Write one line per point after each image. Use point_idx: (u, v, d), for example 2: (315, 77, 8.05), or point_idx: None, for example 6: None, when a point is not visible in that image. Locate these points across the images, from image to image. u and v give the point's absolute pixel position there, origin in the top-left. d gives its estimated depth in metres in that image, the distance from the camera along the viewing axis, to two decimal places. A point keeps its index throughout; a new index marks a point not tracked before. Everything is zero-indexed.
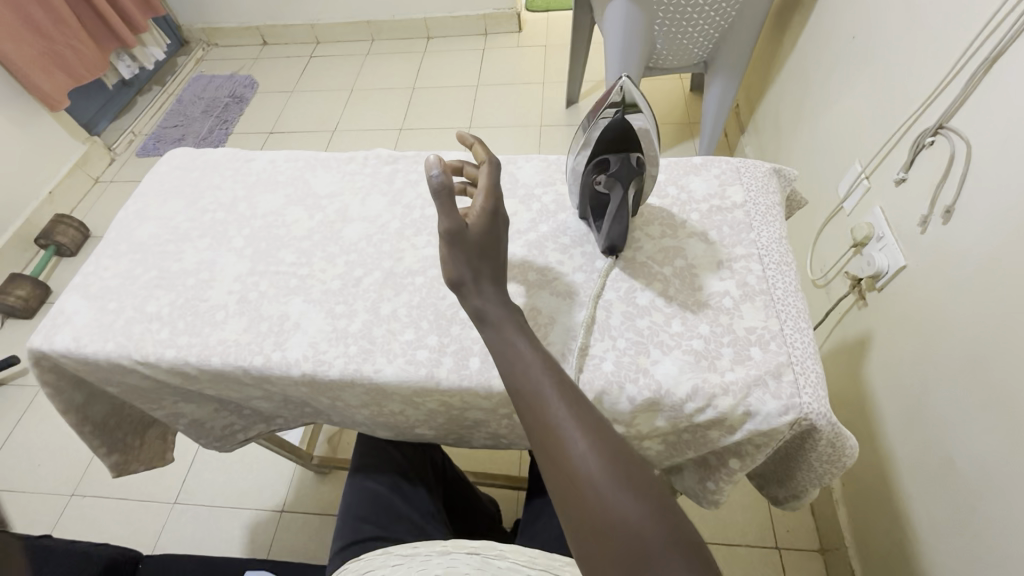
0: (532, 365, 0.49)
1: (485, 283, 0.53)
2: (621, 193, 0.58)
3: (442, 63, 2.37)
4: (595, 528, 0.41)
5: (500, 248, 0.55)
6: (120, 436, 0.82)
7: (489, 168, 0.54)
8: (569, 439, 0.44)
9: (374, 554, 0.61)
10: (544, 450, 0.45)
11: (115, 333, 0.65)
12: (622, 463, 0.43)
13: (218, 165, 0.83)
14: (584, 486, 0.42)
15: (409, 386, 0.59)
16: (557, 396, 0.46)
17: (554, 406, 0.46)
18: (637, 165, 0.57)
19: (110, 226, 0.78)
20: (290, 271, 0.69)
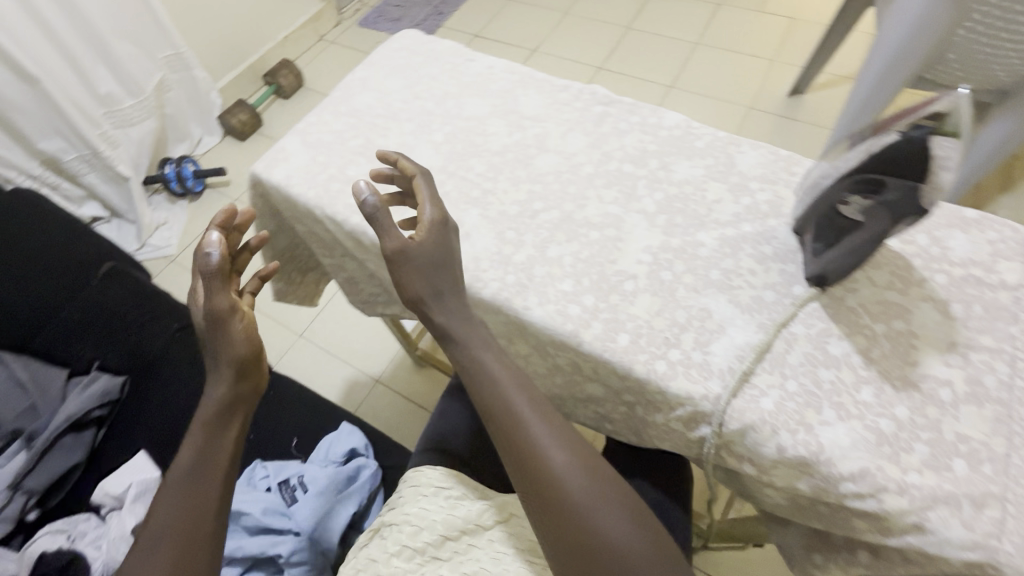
0: (504, 385, 0.55)
1: (445, 291, 0.57)
2: (884, 225, 0.48)
3: (669, 8, 2.17)
4: (571, 531, 0.48)
5: (457, 254, 0.58)
6: (289, 269, 0.93)
7: (423, 182, 0.60)
8: (549, 456, 0.51)
9: (452, 475, 0.66)
10: (522, 464, 0.52)
11: (317, 184, 0.72)
12: (598, 475, 0.51)
13: (441, 56, 0.84)
14: (566, 500, 0.50)
15: (551, 335, 0.58)
16: (534, 416, 0.53)
17: (528, 420, 0.53)
18: (923, 202, 0.46)
19: (337, 86, 0.84)
20: (475, 181, 0.70)
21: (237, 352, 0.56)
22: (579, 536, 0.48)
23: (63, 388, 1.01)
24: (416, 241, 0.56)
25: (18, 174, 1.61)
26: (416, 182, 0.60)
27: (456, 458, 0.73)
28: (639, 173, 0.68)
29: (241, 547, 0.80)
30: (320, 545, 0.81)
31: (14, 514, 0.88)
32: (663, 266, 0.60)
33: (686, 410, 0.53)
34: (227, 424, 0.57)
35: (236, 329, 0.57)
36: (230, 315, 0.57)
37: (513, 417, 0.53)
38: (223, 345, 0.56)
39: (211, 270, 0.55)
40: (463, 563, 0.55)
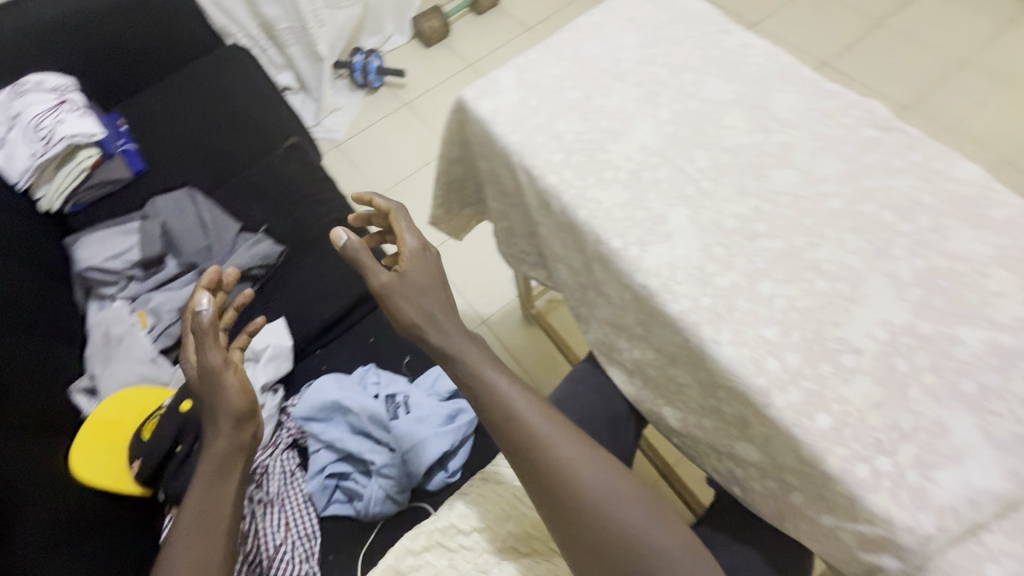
0: (512, 400, 0.58)
1: (444, 320, 0.63)
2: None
3: (942, 8, 1.77)
4: (588, 529, 0.52)
5: (447, 287, 0.67)
6: (453, 199, 0.92)
7: (401, 219, 0.72)
8: (558, 458, 0.54)
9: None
10: (535, 469, 0.55)
11: (521, 130, 0.68)
12: (606, 473, 0.54)
13: (691, 20, 0.73)
14: (578, 504, 0.53)
15: (733, 382, 0.50)
16: (546, 426, 0.56)
17: (539, 430, 0.56)
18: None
19: (568, 26, 0.77)
20: (692, 176, 0.61)
21: (232, 406, 0.63)
22: (597, 533, 0.52)
23: (234, 238, 1.14)
24: (404, 276, 0.66)
25: (238, 31, 1.76)
26: (393, 216, 0.72)
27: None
28: (901, 227, 0.55)
29: (345, 441, 0.88)
30: (408, 466, 0.85)
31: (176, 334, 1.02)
32: (900, 351, 0.49)
33: (875, 531, 0.44)
34: (228, 471, 0.61)
35: (231, 379, 0.65)
36: (223, 369, 0.65)
37: (512, 424, 0.57)
38: (218, 395, 0.63)
39: (202, 330, 0.67)
40: (540, 562, 0.56)
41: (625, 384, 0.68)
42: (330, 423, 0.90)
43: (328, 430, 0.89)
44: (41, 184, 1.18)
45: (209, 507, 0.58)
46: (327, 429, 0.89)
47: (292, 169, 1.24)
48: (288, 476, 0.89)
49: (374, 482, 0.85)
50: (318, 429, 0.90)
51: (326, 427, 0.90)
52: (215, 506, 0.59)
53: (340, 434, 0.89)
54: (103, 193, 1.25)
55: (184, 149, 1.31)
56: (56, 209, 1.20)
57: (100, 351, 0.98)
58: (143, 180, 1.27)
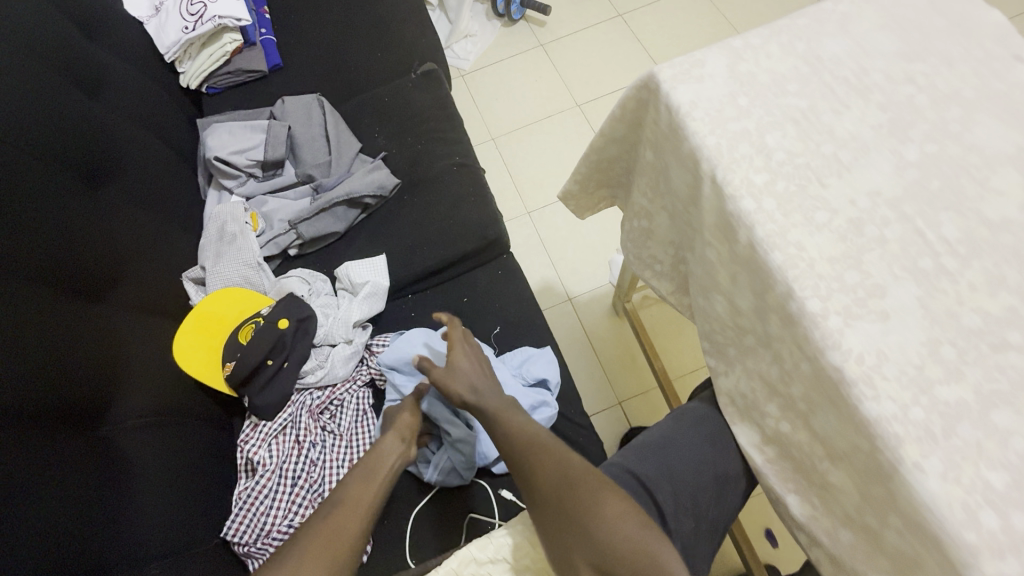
0: (509, 421, 0.66)
1: (482, 388, 0.73)
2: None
3: None
4: (559, 522, 0.54)
5: (486, 370, 0.77)
6: (595, 181, 0.82)
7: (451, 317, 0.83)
8: (537, 461, 0.59)
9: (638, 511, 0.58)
10: (517, 470, 0.60)
11: (719, 132, 0.56)
12: (567, 455, 0.59)
13: (977, 36, 0.57)
14: (541, 479, 0.57)
15: (928, 523, 0.41)
16: (530, 438, 0.62)
17: (525, 440, 0.62)
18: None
19: (803, 10, 0.62)
20: (933, 247, 0.48)
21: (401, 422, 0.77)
22: (569, 530, 0.53)
23: (353, 159, 1.11)
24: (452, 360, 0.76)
25: None
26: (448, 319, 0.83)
27: (651, 500, 0.61)
28: None
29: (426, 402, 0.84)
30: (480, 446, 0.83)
31: (281, 244, 1.02)
32: None
33: None
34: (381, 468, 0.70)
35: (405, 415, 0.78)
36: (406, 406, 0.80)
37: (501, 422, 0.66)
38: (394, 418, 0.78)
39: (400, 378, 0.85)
40: None
41: (752, 449, 0.60)
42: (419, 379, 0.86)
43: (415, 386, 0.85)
44: (185, 59, 1.19)
45: (371, 469, 0.69)
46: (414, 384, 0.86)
47: (421, 98, 1.17)
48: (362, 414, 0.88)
49: (444, 451, 0.82)
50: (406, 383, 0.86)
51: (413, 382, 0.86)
52: (376, 469, 0.70)
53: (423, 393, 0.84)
54: (237, 81, 1.25)
55: (319, 52, 1.27)
56: (194, 88, 1.21)
57: (213, 244, 0.99)
58: (276, 76, 1.25)
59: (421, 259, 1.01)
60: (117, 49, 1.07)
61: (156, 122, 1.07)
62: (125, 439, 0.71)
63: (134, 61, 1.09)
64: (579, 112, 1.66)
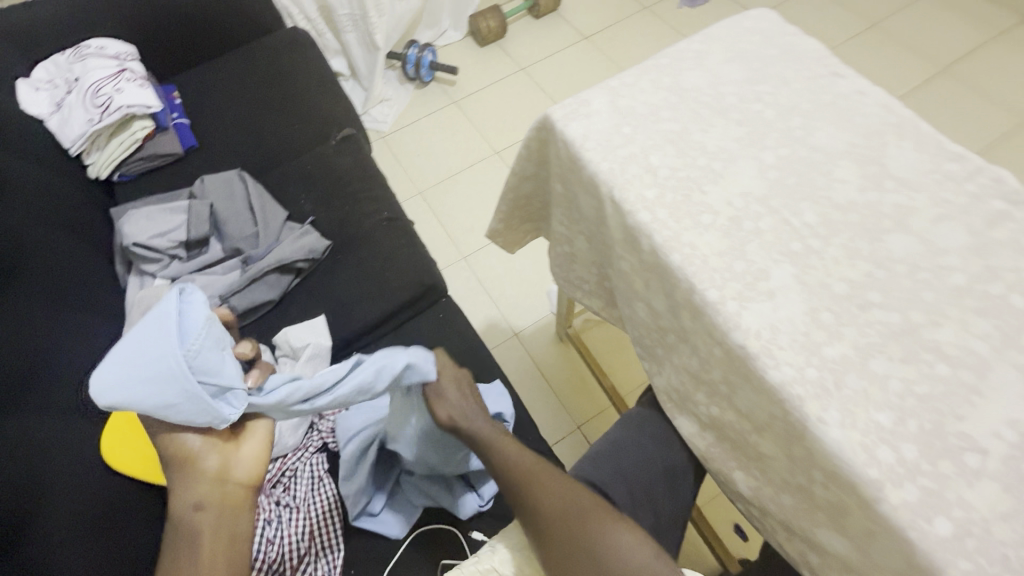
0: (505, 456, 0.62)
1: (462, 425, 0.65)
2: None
3: (1008, 62, 1.82)
4: (562, 552, 0.54)
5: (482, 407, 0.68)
6: (516, 216, 0.88)
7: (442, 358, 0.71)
8: (540, 494, 0.58)
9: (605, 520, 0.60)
10: (520, 500, 0.59)
11: (611, 159, 0.64)
12: (570, 486, 0.59)
13: (803, 58, 0.69)
14: (546, 510, 0.57)
15: (840, 468, 0.46)
16: (534, 472, 0.60)
17: (525, 476, 0.60)
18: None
19: (664, 51, 0.73)
20: (799, 231, 0.56)
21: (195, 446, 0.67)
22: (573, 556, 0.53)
23: (280, 227, 1.12)
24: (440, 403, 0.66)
25: (298, 13, 1.71)
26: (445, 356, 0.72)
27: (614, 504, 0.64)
28: None
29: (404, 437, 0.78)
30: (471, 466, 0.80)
31: None
32: None
33: None
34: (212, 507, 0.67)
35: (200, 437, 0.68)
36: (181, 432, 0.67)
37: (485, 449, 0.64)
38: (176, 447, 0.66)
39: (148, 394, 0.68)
40: None
41: (694, 437, 0.65)
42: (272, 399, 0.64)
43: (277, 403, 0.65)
44: (92, 150, 1.17)
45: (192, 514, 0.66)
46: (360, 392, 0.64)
47: (344, 161, 1.22)
48: (317, 479, 0.85)
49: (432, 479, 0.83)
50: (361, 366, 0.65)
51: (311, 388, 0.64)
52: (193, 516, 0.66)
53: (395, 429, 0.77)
54: (151, 166, 1.24)
55: (236, 129, 1.29)
56: (104, 177, 1.19)
57: None
58: (193, 157, 1.26)
59: (361, 315, 1.02)
60: (17, 148, 1.04)
61: (63, 216, 1.03)
62: (51, 554, 0.65)
63: (36, 157, 1.06)
64: (499, 158, 1.77)
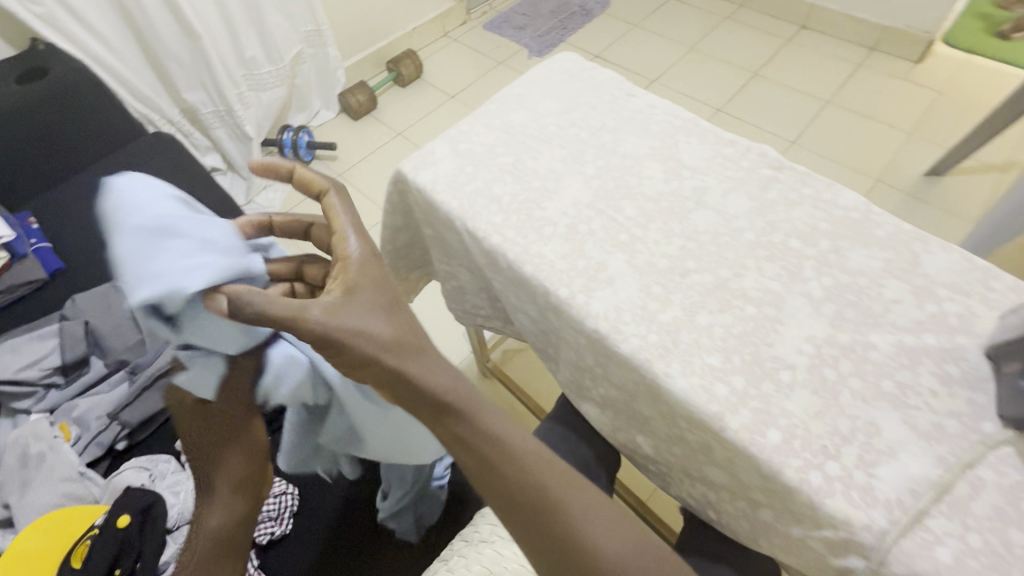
0: (516, 449, 0.51)
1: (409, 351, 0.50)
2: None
3: (799, 61, 2.21)
4: None
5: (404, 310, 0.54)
6: (401, 265, 0.93)
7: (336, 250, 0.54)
8: (572, 517, 0.49)
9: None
10: (545, 519, 0.49)
11: (461, 195, 0.71)
12: (627, 530, 0.50)
13: (602, 86, 0.82)
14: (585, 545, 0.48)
15: (691, 411, 0.53)
16: (561, 487, 0.50)
17: (550, 485, 0.50)
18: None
19: (492, 98, 0.83)
20: (624, 225, 0.66)
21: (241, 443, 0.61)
22: None
23: None
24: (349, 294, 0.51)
25: (160, 117, 1.69)
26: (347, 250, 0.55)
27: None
28: (807, 251, 0.62)
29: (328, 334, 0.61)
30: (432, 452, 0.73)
31: (105, 443, 0.93)
32: (827, 362, 0.54)
33: (839, 534, 0.46)
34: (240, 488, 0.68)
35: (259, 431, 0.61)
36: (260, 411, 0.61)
37: (506, 456, 0.50)
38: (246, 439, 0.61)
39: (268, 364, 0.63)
40: None
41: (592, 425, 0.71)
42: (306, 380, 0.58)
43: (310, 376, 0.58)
44: None
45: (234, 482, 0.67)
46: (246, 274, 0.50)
47: None
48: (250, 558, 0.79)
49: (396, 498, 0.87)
50: (253, 265, 0.50)
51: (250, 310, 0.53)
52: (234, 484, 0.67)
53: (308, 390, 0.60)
54: (11, 299, 1.15)
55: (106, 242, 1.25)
56: None
57: (17, 473, 0.88)
58: (60, 280, 1.19)
59: None
60: None
61: None
62: None
63: None
64: None
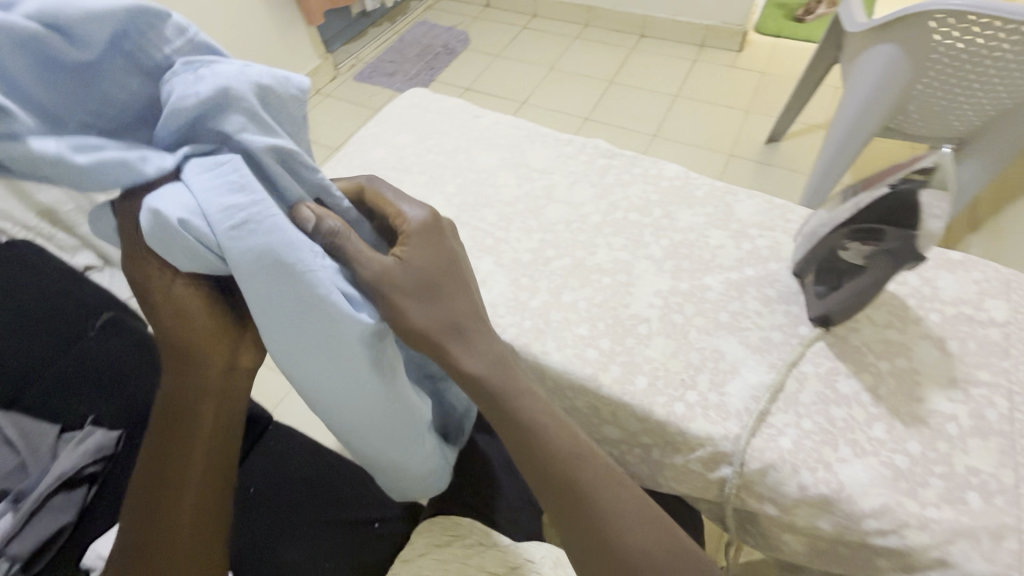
0: (543, 426, 0.50)
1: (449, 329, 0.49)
2: (883, 270, 0.52)
3: (645, 64, 2.47)
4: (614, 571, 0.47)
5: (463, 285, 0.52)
6: None
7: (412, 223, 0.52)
8: (590, 501, 0.48)
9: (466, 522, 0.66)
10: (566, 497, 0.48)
11: None
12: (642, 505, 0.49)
13: (451, 113, 0.89)
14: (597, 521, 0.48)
15: (570, 379, 0.59)
16: (583, 469, 0.49)
17: (575, 462, 0.49)
18: (922, 247, 0.50)
19: (350, 141, 0.88)
20: (488, 230, 0.72)
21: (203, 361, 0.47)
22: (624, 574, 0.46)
23: None
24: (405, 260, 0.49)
25: None
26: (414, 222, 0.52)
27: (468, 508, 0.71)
28: (645, 221, 0.71)
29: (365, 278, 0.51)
30: (403, 448, 0.57)
31: None
32: (674, 309, 0.63)
33: (707, 451, 0.53)
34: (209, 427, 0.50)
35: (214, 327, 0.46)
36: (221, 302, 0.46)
37: (534, 434, 0.49)
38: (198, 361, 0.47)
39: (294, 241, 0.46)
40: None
41: None
42: (266, 266, 0.40)
43: (257, 250, 0.40)
44: None
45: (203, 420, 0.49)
46: (51, 112, 0.38)
47: None
48: None
49: None
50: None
51: (144, 158, 0.39)
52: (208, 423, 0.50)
53: (278, 289, 0.41)
54: None
55: None
56: None
57: None
58: None
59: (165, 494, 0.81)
60: None
61: None
62: None
63: None
64: None
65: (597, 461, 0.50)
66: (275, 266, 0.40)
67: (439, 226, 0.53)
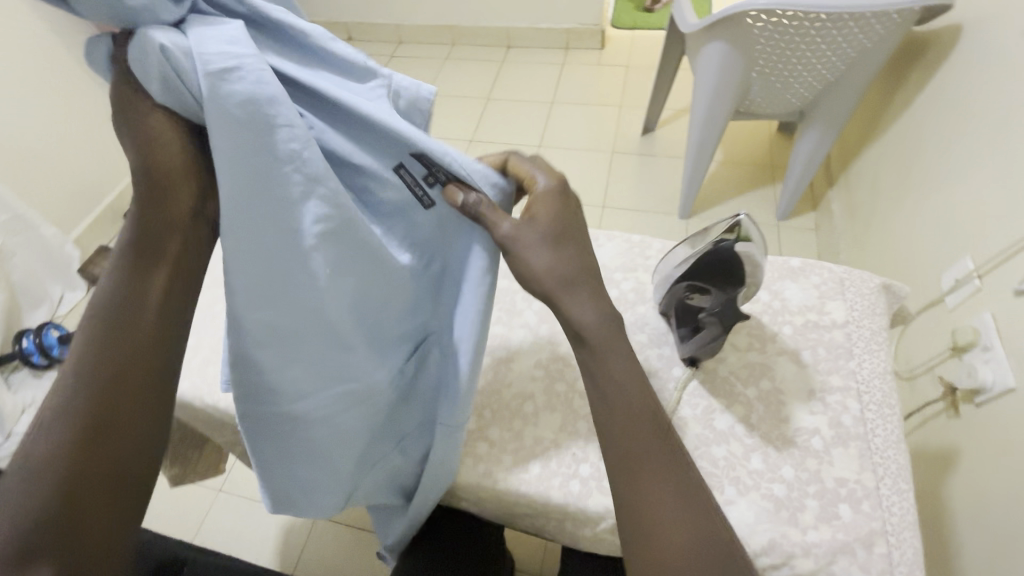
0: (625, 386, 0.46)
1: (565, 284, 0.48)
2: (715, 330, 0.55)
3: (518, 74, 2.50)
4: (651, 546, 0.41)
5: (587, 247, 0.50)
6: (181, 451, 0.86)
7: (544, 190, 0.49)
8: (643, 468, 0.43)
9: None
10: (622, 456, 0.44)
11: (189, 373, 0.68)
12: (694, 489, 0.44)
13: None
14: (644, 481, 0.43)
15: (466, 479, 0.57)
16: (646, 433, 0.45)
17: (646, 428, 0.45)
18: (741, 311, 0.53)
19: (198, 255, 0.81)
20: None
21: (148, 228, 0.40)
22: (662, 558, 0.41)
23: None
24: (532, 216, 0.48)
25: None
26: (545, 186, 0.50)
27: None
28: (514, 287, 0.71)
29: (418, 218, 0.50)
30: (325, 398, 0.48)
31: None
32: (555, 378, 0.63)
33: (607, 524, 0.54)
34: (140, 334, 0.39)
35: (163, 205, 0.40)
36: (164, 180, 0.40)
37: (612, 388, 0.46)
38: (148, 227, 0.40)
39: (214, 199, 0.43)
40: None
41: None
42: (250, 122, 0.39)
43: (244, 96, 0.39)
44: None
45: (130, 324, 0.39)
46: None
47: None
48: None
49: None
50: None
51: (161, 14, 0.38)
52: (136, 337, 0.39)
53: (238, 137, 0.39)
54: None
55: None
56: None
57: None
58: None
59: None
60: None
61: None
62: None
63: None
64: None
65: (660, 420, 0.46)
66: (257, 117, 0.39)
67: (567, 197, 0.51)
